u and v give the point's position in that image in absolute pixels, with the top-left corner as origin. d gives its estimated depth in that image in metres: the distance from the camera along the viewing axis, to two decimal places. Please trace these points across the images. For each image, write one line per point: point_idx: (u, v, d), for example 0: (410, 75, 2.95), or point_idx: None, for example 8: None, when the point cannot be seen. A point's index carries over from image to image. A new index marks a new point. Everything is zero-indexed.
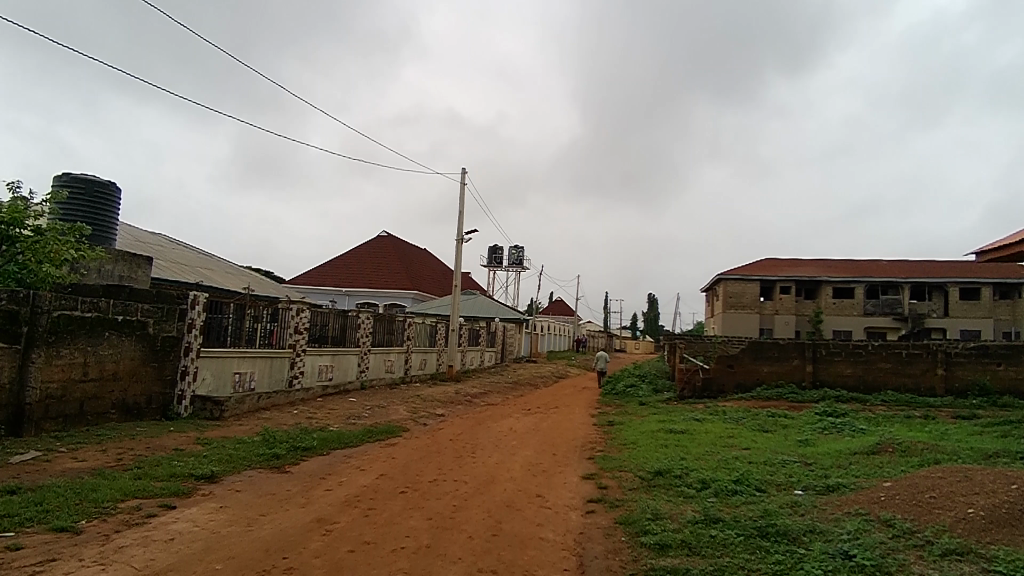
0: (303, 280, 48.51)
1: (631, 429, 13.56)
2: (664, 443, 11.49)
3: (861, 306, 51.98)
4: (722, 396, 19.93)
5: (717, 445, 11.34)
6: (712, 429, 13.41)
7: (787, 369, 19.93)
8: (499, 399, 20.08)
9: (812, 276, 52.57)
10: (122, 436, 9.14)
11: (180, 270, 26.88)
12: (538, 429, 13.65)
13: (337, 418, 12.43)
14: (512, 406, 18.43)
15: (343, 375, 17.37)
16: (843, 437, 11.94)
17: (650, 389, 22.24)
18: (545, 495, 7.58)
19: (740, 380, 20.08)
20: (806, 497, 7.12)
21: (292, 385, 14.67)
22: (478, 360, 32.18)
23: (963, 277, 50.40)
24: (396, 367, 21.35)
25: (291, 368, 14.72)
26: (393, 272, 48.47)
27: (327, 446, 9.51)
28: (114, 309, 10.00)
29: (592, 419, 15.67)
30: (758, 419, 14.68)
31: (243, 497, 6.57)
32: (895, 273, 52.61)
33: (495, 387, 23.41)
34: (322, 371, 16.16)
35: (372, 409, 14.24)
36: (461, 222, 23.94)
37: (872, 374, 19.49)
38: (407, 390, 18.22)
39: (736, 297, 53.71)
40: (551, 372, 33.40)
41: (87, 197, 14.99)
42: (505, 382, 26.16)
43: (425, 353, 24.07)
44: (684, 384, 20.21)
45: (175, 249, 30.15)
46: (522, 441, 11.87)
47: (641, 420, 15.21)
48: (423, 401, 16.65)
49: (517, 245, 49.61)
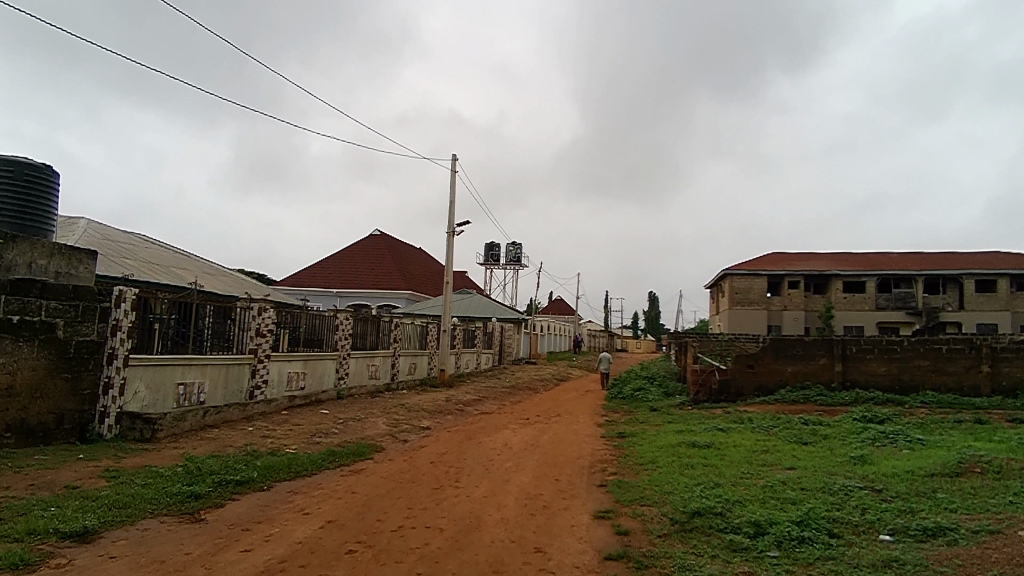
0: (292, 281, 46.49)
1: (646, 443, 11.57)
2: (689, 463, 9.51)
3: (873, 300, 50.05)
4: (741, 400, 17.97)
5: (755, 465, 9.37)
6: (743, 442, 11.43)
7: (814, 369, 17.95)
8: (494, 406, 18.13)
9: (822, 270, 50.62)
10: (5, 469, 7.16)
11: (151, 270, 24.88)
12: (538, 444, 11.63)
13: (299, 437, 10.45)
14: (509, 415, 16.44)
15: (318, 384, 15.36)
16: (903, 451, 9.97)
17: (660, 393, 20.26)
18: (547, 549, 5.62)
19: (761, 382, 18.11)
20: (908, 552, 5.17)
21: (254, 396, 12.66)
22: (474, 363, 30.24)
23: (978, 268, 48.48)
24: (382, 373, 19.33)
25: (252, 377, 12.70)
26: (386, 272, 46.50)
27: (270, 479, 7.53)
28: (8, 308, 8.09)
29: (600, 430, 13.66)
30: (792, 428, 12.70)
31: (113, 569, 4.61)
32: (908, 266, 50.69)
33: (490, 392, 21.40)
34: (291, 379, 14.15)
35: (344, 424, 12.25)
36: (452, 212, 21.92)
37: (910, 373, 17.51)
38: (391, 399, 16.23)
39: (742, 293, 51.79)
40: (551, 374, 31.37)
41: (21, 183, 13.05)
42: (502, 386, 24.18)
43: (414, 357, 22.07)
44: (699, 387, 18.40)
45: (148, 248, 28.15)
46: (521, 461, 9.87)
47: (656, 431, 13.22)
48: (407, 411, 14.65)
49: (515, 242, 47.60)
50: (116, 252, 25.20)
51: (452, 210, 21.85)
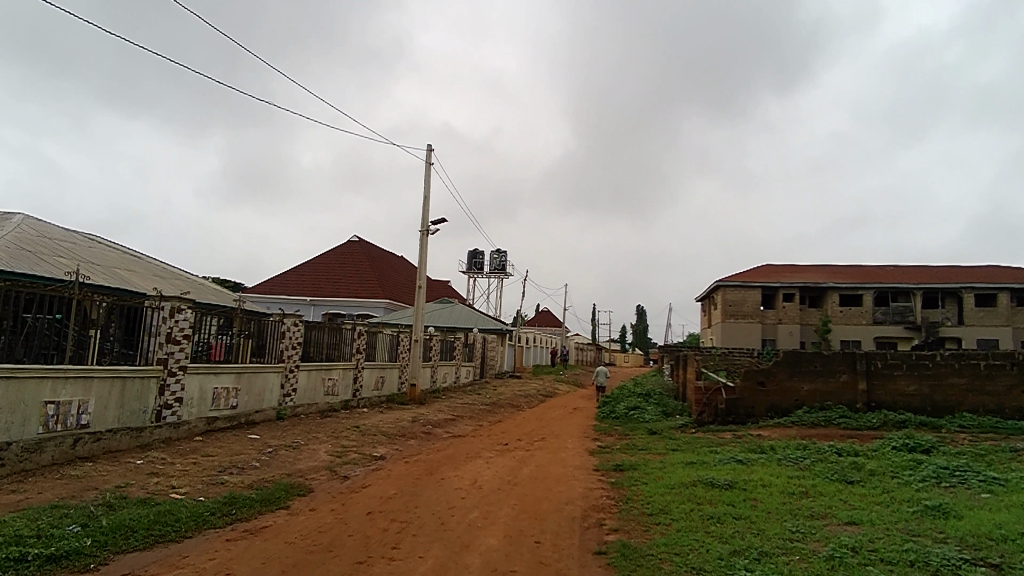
0: (263, 288, 43.79)
1: (652, 481, 9.21)
2: (715, 515, 7.15)
3: (871, 314, 48.25)
4: (752, 422, 15.71)
5: (802, 519, 7.03)
6: (771, 479, 9.13)
7: (834, 387, 15.75)
8: (469, 427, 15.70)
9: (818, 283, 48.83)
10: None
11: (89, 269, 22.23)
12: (515, 482, 9.19)
13: (199, 476, 7.97)
14: (485, 439, 14.03)
15: (255, 402, 12.86)
16: (986, 498, 7.71)
17: (658, 412, 17.93)
18: None
19: (774, 402, 15.86)
20: None
21: (162, 418, 10.19)
22: (453, 376, 27.80)
23: (978, 282, 46.89)
24: (341, 389, 16.81)
25: (160, 394, 10.21)
26: (363, 279, 43.98)
27: (109, 553, 5.08)
28: None
29: (593, 461, 11.25)
30: (828, 461, 10.40)
31: None
32: (906, 279, 49.06)
33: (467, 411, 18.93)
34: (216, 397, 11.66)
35: (274, 454, 9.79)
36: (426, 208, 19.57)
37: (943, 392, 15.37)
38: (345, 419, 13.73)
39: (736, 305, 49.87)
40: (536, 389, 28.88)
41: None
42: (480, 402, 21.72)
43: (381, 370, 19.57)
44: (703, 407, 16.26)
45: (91, 247, 25.47)
46: (491, 509, 7.44)
47: (661, 462, 10.85)
48: (359, 436, 12.16)
49: (500, 249, 45.30)
50: (51, 249, 22.53)
51: (426, 206, 19.50)
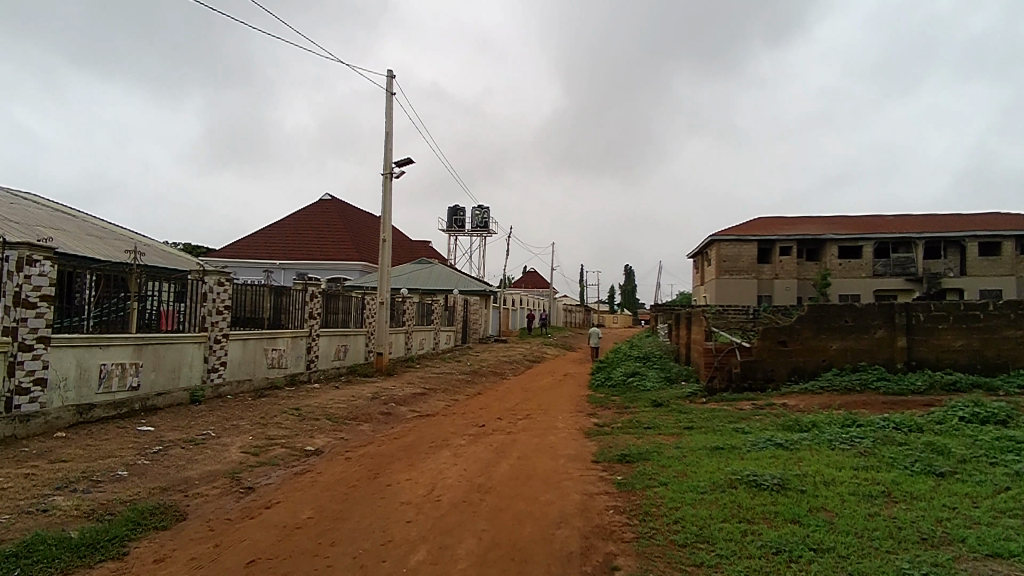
0: (228, 252, 40.72)
1: (673, 480, 6.80)
2: (785, 548, 4.72)
3: (871, 266, 46.22)
4: (773, 388, 13.42)
5: (915, 552, 4.63)
6: (834, 478, 6.75)
7: (869, 345, 13.45)
8: (441, 403, 13.28)
9: (817, 235, 46.57)
10: None
11: (5, 227, 19.26)
12: (489, 487, 6.74)
13: (16, 502, 5.42)
14: (459, 418, 11.61)
15: (163, 381, 10.27)
16: None
17: (661, 379, 15.60)
18: None
19: (799, 364, 13.56)
20: None
21: (13, 407, 7.63)
22: (431, 342, 25.34)
23: (983, 230, 44.83)
24: (290, 361, 14.18)
25: (9, 376, 7.61)
26: (336, 240, 41.00)
27: None
28: None
29: (591, 448, 8.83)
30: (896, 442, 8.06)
31: None
32: (907, 228, 46.91)
33: (441, 382, 16.49)
34: (105, 377, 9.10)
35: (162, 455, 7.25)
36: (389, 147, 16.68)
37: (994, 348, 13.15)
38: (284, 399, 11.17)
39: (731, 261, 47.61)
40: (522, 354, 26.56)
41: None
42: (458, 371, 19.28)
43: (343, 338, 16.97)
44: (715, 372, 14.05)
45: (14, 205, 22.39)
46: (447, 545, 4.96)
47: (678, 448, 8.43)
48: (295, 422, 9.63)
49: (481, 205, 42.36)
50: None
51: (388, 145, 16.61)
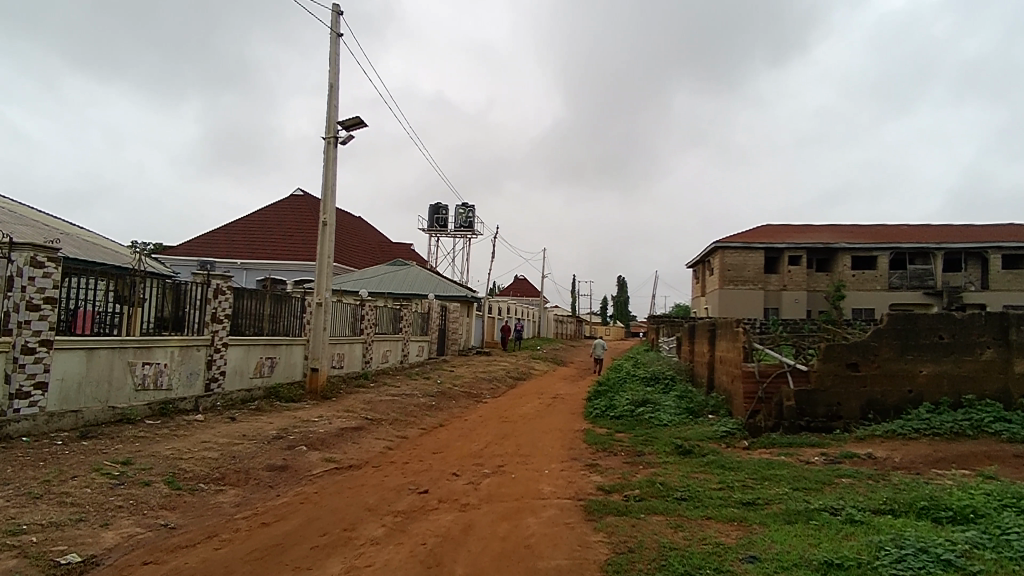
0: (185, 249, 36.68)
1: None
2: None
3: (886, 278, 42.75)
4: (841, 429, 9.69)
5: None
6: None
7: (975, 371, 9.71)
8: (379, 445, 9.38)
9: (828, 243, 43.10)
10: None
11: None
12: None
13: None
14: (393, 473, 7.73)
15: None
16: None
17: (680, 411, 11.80)
18: None
19: (876, 396, 9.82)
20: None
21: None
22: (397, 354, 21.42)
23: (1007, 242, 41.46)
24: (175, 382, 10.25)
25: None
26: (306, 239, 37.11)
27: None
28: None
29: (596, 555, 4.98)
30: None
31: None
32: (925, 238, 43.48)
33: (392, 409, 12.60)
34: None
35: None
36: (330, 103, 12.87)
37: None
38: (120, 445, 7.26)
39: (735, 270, 44.04)
40: (505, 370, 22.65)
41: None
42: (421, 393, 15.35)
43: (268, 349, 13.02)
44: (759, 406, 10.40)
45: None
46: None
47: (759, 567, 4.59)
48: (99, 493, 5.74)
49: (466, 203, 38.55)
50: None
51: (331, 100, 12.81)
